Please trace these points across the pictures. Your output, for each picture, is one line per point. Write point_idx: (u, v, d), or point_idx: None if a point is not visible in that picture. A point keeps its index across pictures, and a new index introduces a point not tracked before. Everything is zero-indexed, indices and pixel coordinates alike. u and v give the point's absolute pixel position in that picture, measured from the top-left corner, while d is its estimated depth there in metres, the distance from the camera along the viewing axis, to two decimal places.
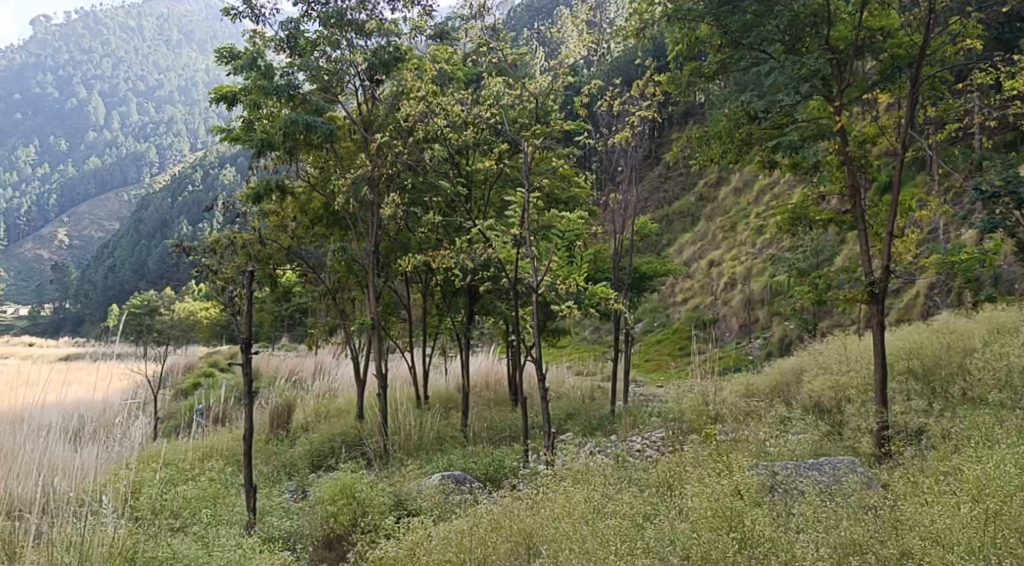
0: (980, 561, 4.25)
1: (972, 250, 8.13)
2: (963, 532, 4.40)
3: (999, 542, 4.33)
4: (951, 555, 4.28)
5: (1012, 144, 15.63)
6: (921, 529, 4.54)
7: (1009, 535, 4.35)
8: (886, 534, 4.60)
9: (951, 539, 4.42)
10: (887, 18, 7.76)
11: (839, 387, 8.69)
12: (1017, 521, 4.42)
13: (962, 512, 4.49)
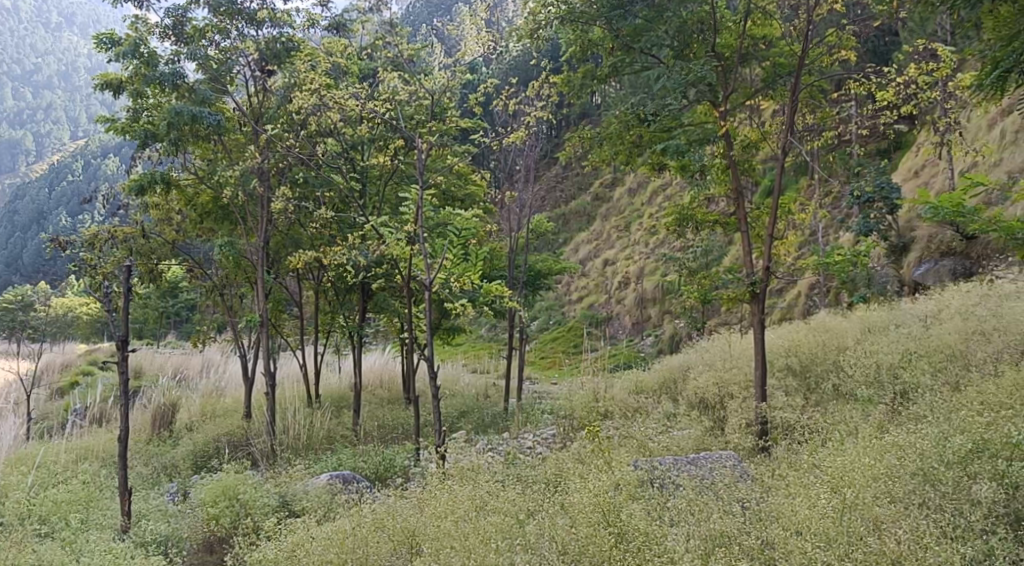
0: (834, 550, 4.42)
1: (846, 252, 8.52)
2: (821, 523, 4.58)
3: (852, 531, 4.52)
4: (808, 545, 4.44)
5: (886, 151, 16.45)
6: (784, 520, 4.71)
7: (861, 524, 4.56)
8: (751, 526, 4.75)
9: (810, 530, 4.60)
10: (769, 28, 8.18)
11: (722, 384, 8.99)
12: (869, 512, 4.64)
13: (820, 503, 4.68)
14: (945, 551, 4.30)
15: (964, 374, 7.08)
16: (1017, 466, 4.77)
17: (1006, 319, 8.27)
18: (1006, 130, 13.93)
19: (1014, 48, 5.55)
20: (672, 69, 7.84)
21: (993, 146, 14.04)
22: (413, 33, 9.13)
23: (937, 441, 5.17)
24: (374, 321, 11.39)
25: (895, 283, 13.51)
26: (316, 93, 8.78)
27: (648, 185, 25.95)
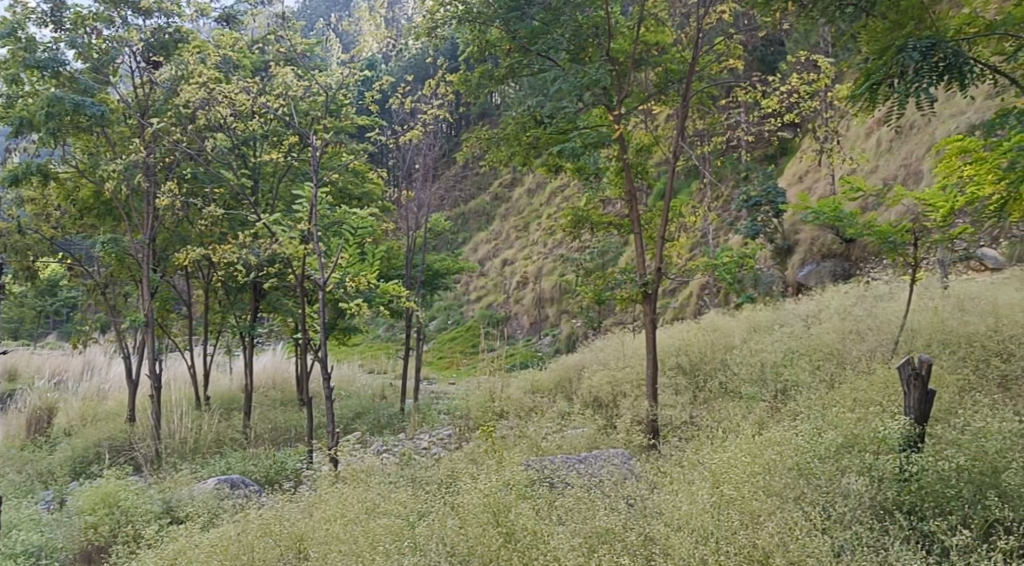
0: (711, 543, 4.52)
1: (733, 254, 8.81)
2: (698, 518, 4.69)
3: (728, 524, 4.64)
4: (686, 538, 4.54)
5: (773, 157, 17.06)
6: (665, 517, 4.81)
7: (735, 517, 4.69)
8: (633, 522, 4.83)
9: (688, 525, 4.70)
10: (662, 34, 8.38)
11: (615, 383, 9.17)
12: (744, 507, 4.78)
13: (699, 498, 4.80)
14: (814, 539, 4.46)
15: (839, 372, 7.43)
16: (882, 459, 5.06)
17: (879, 320, 8.71)
18: (882, 139, 14.66)
19: (883, 61, 5.87)
20: (568, 72, 7.94)
21: (870, 155, 14.75)
22: (306, 28, 8.95)
23: (810, 438, 5.42)
24: (267, 321, 11.16)
25: (780, 284, 14.04)
26: (205, 86, 8.48)
27: (546, 186, 26.26)
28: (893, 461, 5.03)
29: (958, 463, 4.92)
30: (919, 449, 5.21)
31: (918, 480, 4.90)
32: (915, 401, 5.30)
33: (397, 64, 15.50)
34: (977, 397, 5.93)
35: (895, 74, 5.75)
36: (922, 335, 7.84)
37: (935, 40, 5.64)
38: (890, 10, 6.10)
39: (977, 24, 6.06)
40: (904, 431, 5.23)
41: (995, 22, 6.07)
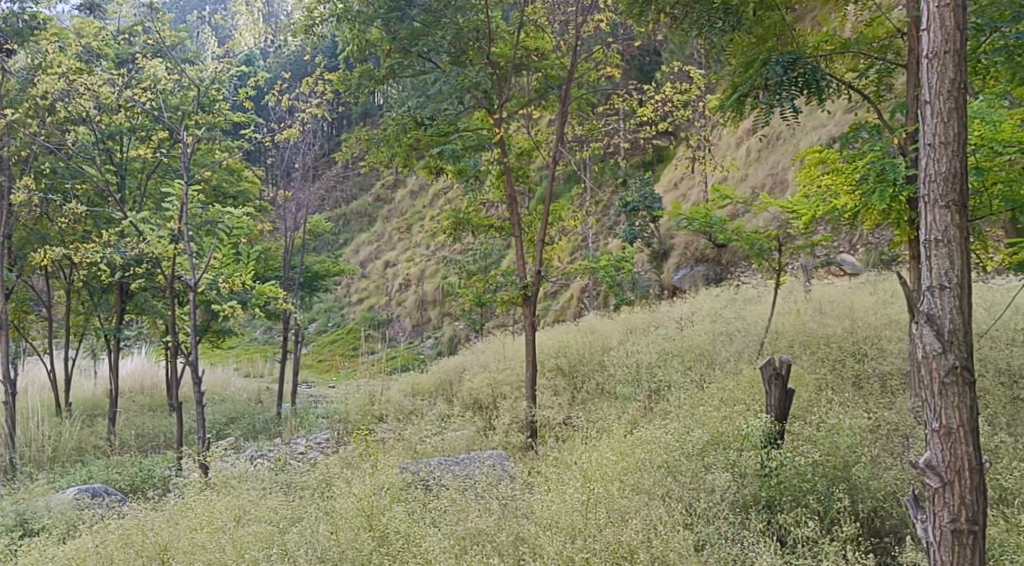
0: (579, 540, 4.60)
1: (610, 258, 9.02)
2: (567, 517, 4.78)
3: (594, 522, 4.74)
4: (553, 537, 4.61)
5: (650, 164, 17.56)
6: (535, 517, 4.88)
7: (602, 515, 4.78)
8: (505, 522, 4.87)
9: (558, 525, 4.76)
10: (542, 41, 8.53)
11: (495, 385, 9.24)
12: (612, 505, 4.89)
13: (569, 497, 4.88)
14: (676, 534, 4.58)
15: (709, 372, 7.71)
16: (745, 456, 5.27)
17: (747, 322, 9.09)
18: (751, 149, 15.31)
19: (749, 74, 6.07)
20: (448, 74, 7.95)
21: (741, 163, 15.39)
22: (176, 19, 8.64)
23: (678, 437, 5.60)
24: (135, 323, 10.75)
25: (657, 287, 14.47)
26: (64, 77, 8.07)
27: (429, 188, 26.22)
28: (755, 457, 5.24)
29: (813, 458, 5.17)
30: (779, 446, 5.48)
31: (778, 475, 5.13)
32: (775, 399, 5.65)
33: (276, 61, 15.23)
34: (832, 395, 6.26)
35: (759, 87, 5.99)
36: (786, 336, 8.21)
37: (795, 57, 5.90)
38: (754, 26, 6.34)
39: (834, 42, 6.41)
40: (765, 429, 5.48)
41: (850, 40, 6.44)
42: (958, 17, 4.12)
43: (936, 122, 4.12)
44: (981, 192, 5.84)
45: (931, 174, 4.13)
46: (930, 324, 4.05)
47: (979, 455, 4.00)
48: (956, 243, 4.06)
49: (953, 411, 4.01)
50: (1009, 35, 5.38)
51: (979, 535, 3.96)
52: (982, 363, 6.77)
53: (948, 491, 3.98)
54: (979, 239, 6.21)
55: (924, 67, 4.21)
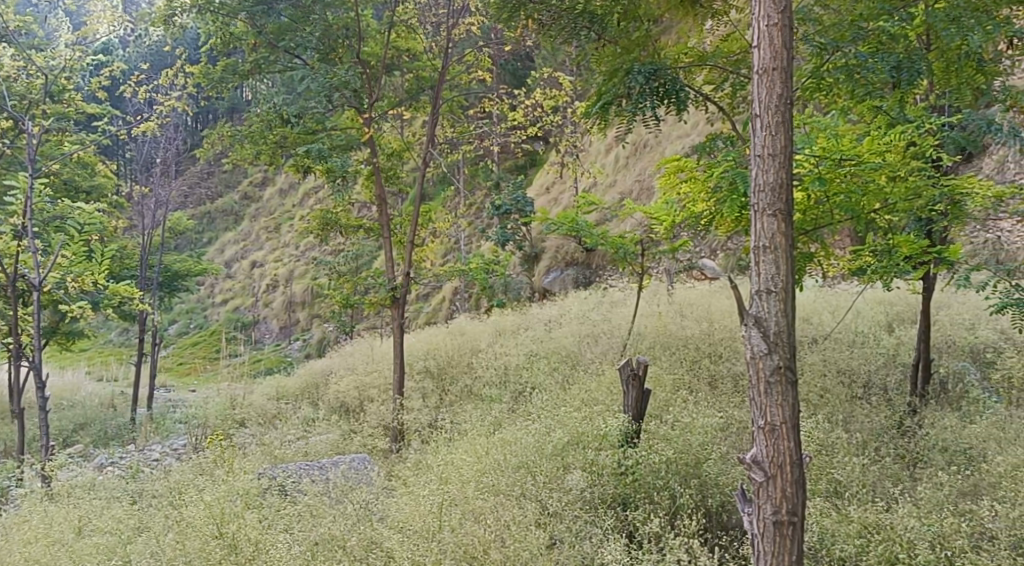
0: (432, 543, 4.62)
1: (479, 260, 9.07)
2: (422, 519, 4.80)
3: (448, 523, 4.77)
4: (407, 539, 4.62)
5: (522, 168, 17.80)
6: (389, 521, 4.87)
7: (457, 515, 4.82)
8: (359, 526, 4.83)
9: (411, 527, 4.77)
10: (413, 42, 8.58)
11: (362, 387, 9.15)
12: (467, 506, 4.94)
13: (424, 500, 4.90)
14: (529, 533, 4.65)
15: (573, 373, 7.87)
16: (603, 455, 5.41)
17: (612, 324, 9.31)
18: (620, 156, 15.78)
19: (613, 82, 6.21)
20: (315, 72, 7.75)
21: (610, 170, 15.84)
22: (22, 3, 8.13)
23: (539, 438, 5.70)
24: None
25: (527, 290, 14.66)
26: None
27: (299, 186, 25.78)
28: (613, 456, 5.39)
29: (667, 456, 5.35)
30: (635, 445, 5.64)
31: (633, 473, 5.28)
32: (633, 399, 5.84)
33: (134, 51, 14.56)
34: (688, 396, 6.49)
35: (623, 95, 6.11)
36: (649, 337, 8.47)
37: (657, 67, 6.02)
38: (620, 35, 6.47)
39: (691, 55, 6.70)
40: (622, 428, 5.67)
41: (706, 53, 6.75)
42: (784, 36, 4.43)
43: (765, 134, 4.42)
44: (824, 201, 6.18)
45: (760, 183, 4.41)
46: (757, 326, 4.33)
47: (799, 451, 4.28)
48: (782, 249, 4.35)
49: (776, 409, 4.28)
50: (850, 54, 5.68)
51: (798, 526, 4.23)
52: (825, 363, 7.18)
53: (770, 485, 4.24)
54: (822, 246, 6.56)
55: (756, 82, 4.51)
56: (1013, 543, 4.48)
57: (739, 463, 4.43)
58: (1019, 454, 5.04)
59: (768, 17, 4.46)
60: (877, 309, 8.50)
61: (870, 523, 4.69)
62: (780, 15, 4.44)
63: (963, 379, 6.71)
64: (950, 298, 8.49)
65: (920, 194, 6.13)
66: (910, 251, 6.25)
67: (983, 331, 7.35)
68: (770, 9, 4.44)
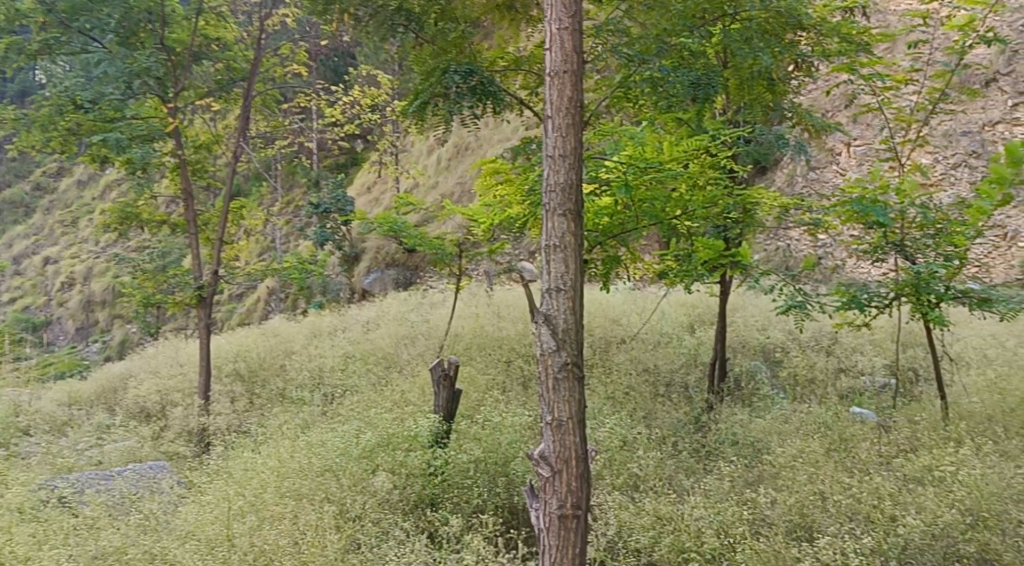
0: (217, 551, 4.48)
1: (292, 259, 8.80)
2: (210, 528, 4.65)
3: (239, 529, 4.63)
4: (192, 549, 4.46)
5: (341, 167, 17.54)
6: (175, 531, 4.68)
7: (248, 521, 4.69)
8: (142, 536, 4.61)
9: (198, 537, 4.61)
10: (224, 30, 8.20)
11: (164, 391, 8.69)
12: (265, 513, 4.82)
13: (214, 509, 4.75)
14: (327, 536, 4.58)
15: (388, 375, 7.78)
16: (412, 456, 5.35)
17: (430, 325, 9.29)
18: (441, 159, 15.87)
19: (430, 82, 6.12)
20: (113, 56, 7.30)
21: (431, 171, 15.91)
22: None
23: (347, 440, 5.59)
24: None
25: (346, 291, 14.44)
26: None
27: (99, 178, 24.25)
28: (422, 457, 5.35)
29: (476, 455, 5.38)
30: (445, 445, 5.66)
31: (442, 473, 5.27)
32: (443, 399, 5.86)
33: None
34: (498, 396, 6.57)
35: (439, 95, 6.06)
36: (465, 338, 8.50)
37: (473, 68, 6.06)
38: (436, 36, 6.42)
39: (508, 58, 6.82)
40: (432, 429, 5.65)
41: (520, 58, 6.88)
42: (574, 40, 4.55)
43: (556, 136, 4.53)
44: (630, 206, 6.36)
45: (552, 183, 4.51)
46: (547, 323, 4.43)
47: (585, 445, 4.41)
48: (571, 248, 4.47)
49: (563, 405, 4.39)
50: (653, 67, 5.95)
51: (582, 519, 4.36)
52: (631, 362, 7.46)
53: (556, 479, 4.35)
54: (628, 251, 6.81)
55: (548, 84, 4.62)
56: (789, 527, 4.80)
57: (529, 459, 4.52)
58: (798, 445, 5.43)
59: (560, 21, 4.57)
60: (681, 311, 8.95)
61: (663, 515, 4.89)
62: (571, 20, 4.56)
63: (754, 376, 7.15)
64: (745, 300, 9.06)
65: (716, 202, 6.48)
66: (708, 256, 6.57)
67: (772, 332, 7.88)
68: (562, 13, 4.54)
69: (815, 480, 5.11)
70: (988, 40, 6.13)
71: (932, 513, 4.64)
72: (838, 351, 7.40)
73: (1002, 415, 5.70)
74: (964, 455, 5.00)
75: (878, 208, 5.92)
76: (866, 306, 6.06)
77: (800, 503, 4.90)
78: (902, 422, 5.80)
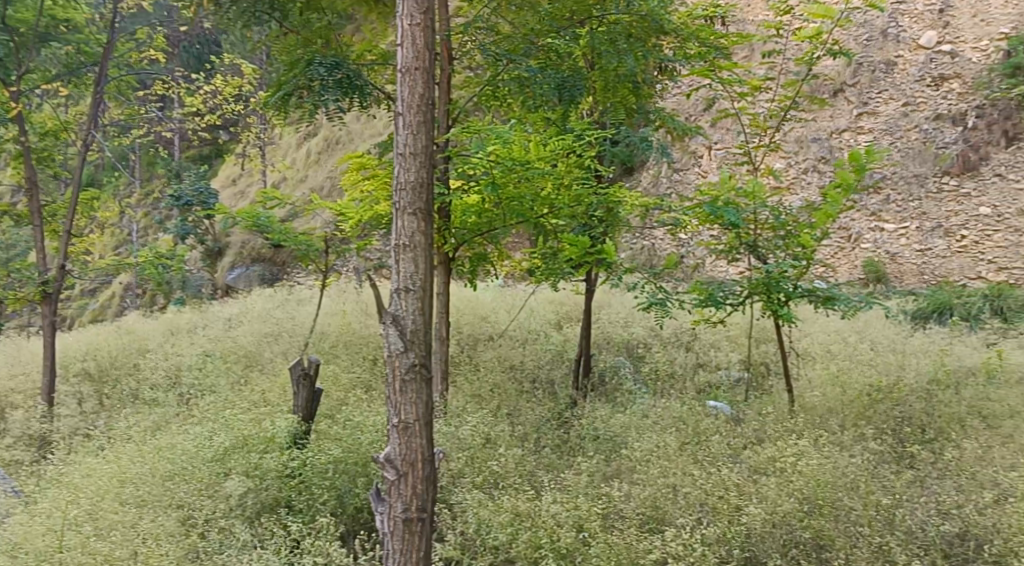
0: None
1: (147, 254, 8.38)
2: (41, 540, 4.62)
3: (70, 542, 4.59)
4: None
5: (204, 158, 16.96)
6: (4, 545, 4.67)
7: (82, 532, 4.66)
8: None
9: (27, 551, 4.58)
10: (73, 11, 7.63)
11: (3, 392, 8.18)
12: (101, 521, 4.79)
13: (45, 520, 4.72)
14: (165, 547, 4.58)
15: (248, 373, 7.57)
16: (268, 458, 5.22)
17: (294, 323, 9.07)
18: (311, 153, 15.56)
19: (293, 73, 5.96)
20: None
21: (299, 165, 15.58)
22: None
23: (199, 441, 5.44)
24: None
25: (208, 286, 13.97)
26: None
27: None
28: (279, 459, 5.23)
29: (335, 455, 5.28)
30: (303, 445, 5.54)
31: (300, 475, 5.17)
32: (303, 400, 5.70)
33: None
34: (360, 394, 6.49)
35: (303, 87, 5.92)
36: (331, 336, 8.35)
37: (338, 60, 5.95)
38: (301, 26, 6.24)
39: (375, 53, 6.59)
40: (290, 429, 5.52)
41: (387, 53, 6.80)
42: (426, 37, 4.53)
43: (407, 133, 4.48)
44: (497, 204, 6.39)
45: (403, 181, 4.47)
46: (394, 324, 4.40)
47: (430, 448, 4.44)
48: (421, 248, 4.45)
49: (410, 407, 4.39)
50: (522, 68, 6.10)
51: (426, 522, 4.40)
52: (498, 359, 7.50)
53: (401, 482, 4.36)
54: (495, 248, 6.84)
55: (399, 80, 4.56)
56: (642, 520, 4.93)
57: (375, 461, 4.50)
58: (654, 440, 5.58)
59: (411, 16, 4.52)
60: (549, 307, 9.05)
61: (522, 512, 4.94)
62: (423, 16, 4.53)
63: (617, 372, 7.31)
64: (611, 298, 9.26)
65: (581, 201, 6.48)
66: (574, 255, 6.42)
67: (635, 329, 8.06)
68: (414, 9, 4.50)
69: (667, 473, 5.24)
70: (835, 53, 6.42)
71: (773, 502, 4.84)
72: (696, 347, 7.67)
73: (841, 408, 6.01)
74: (804, 446, 5.23)
75: (731, 209, 6.16)
76: (722, 304, 6.28)
77: (653, 495, 5.04)
78: (753, 415, 6.05)
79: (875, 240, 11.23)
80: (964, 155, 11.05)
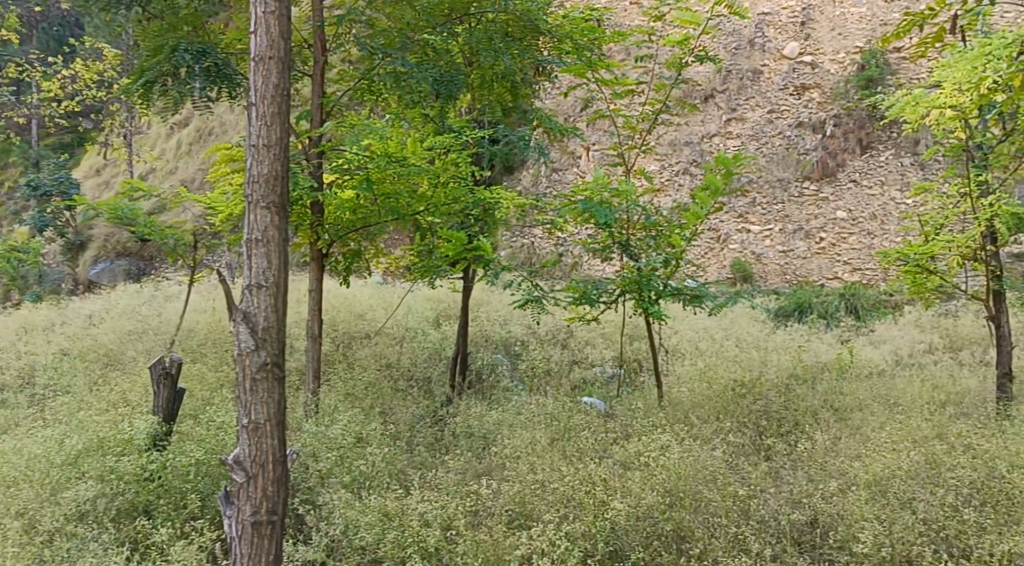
0: None
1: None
2: None
3: None
4: None
5: (66, 146, 16.11)
6: None
7: None
8: None
9: None
10: None
11: None
12: None
13: None
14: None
15: (107, 372, 7.22)
16: (123, 461, 5.00)
17: (160, 320, 8.71)
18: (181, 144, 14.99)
19: (157, 59, 5.69)
20: None
21: (169, 156, 14.99)
22: None
23: (51, 444, 5.21)
24: None
25: (68, 281, 13.26)
26: None
27: None
28: (135, 462, 5.00)
29: (196, 457, 5.07)
30: (163, 447, 5.29)
31: (158, 478, 4.96)
32: (163, 400, 5.43)
33: None
34: (227, 394, 6.28)
35: (168, 74, 5.66)
36: (198, 333, 8.05)
37: (206, 47, 5.69)
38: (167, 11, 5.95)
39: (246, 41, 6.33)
40: (149, 430, 5.27)
41: None
42: (281, 26, 4.40)
43: (260, 125, 4.36)
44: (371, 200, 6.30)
45: (256, 174, 4.35)
46: (245, 321, 4.29)
47: (283, 448, 4.34)
48: (274, 244, 4.34)
49: (261, 407, 4.29)
50: (397, 61, 5.99)
51: (277, 524, 4.30)
52: (373, 357, 7.41)
53: (251, 484, 4.25)
54: (370, 245, 6.75)
55: (253, 70, 4.42)
56: (510, 517, 4.95)
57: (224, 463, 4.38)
58: (527, 437, 5.63)
59: (265, 4, 4.39)
60: (427, 305, 9.01)
61: (390, 511, 4.90)
62: (277, 4, 4.40)
63: (494, 369, 7.33)
64: (489, 295, 9.29)
65: (456, 200, 6.47)
66: (450, 251, 6.45)
67: (512, 327, 8.10)
68: None
69: (538, 469, 5.30)
70: (702, 60, 6.61)
71: (637, 496, 4.95)
72: (571, 344, 7.78)
73: (706, 402, 6.21)
74: (668, 441, 5.38)
75: (604, 208, 6.24)
76: (596, 301, 6.40)
77: (522, 492, 5.06)
78: (623, 411, 6.17)
79: (742, 241, 11.71)
80: (823, 161, 11.60)
